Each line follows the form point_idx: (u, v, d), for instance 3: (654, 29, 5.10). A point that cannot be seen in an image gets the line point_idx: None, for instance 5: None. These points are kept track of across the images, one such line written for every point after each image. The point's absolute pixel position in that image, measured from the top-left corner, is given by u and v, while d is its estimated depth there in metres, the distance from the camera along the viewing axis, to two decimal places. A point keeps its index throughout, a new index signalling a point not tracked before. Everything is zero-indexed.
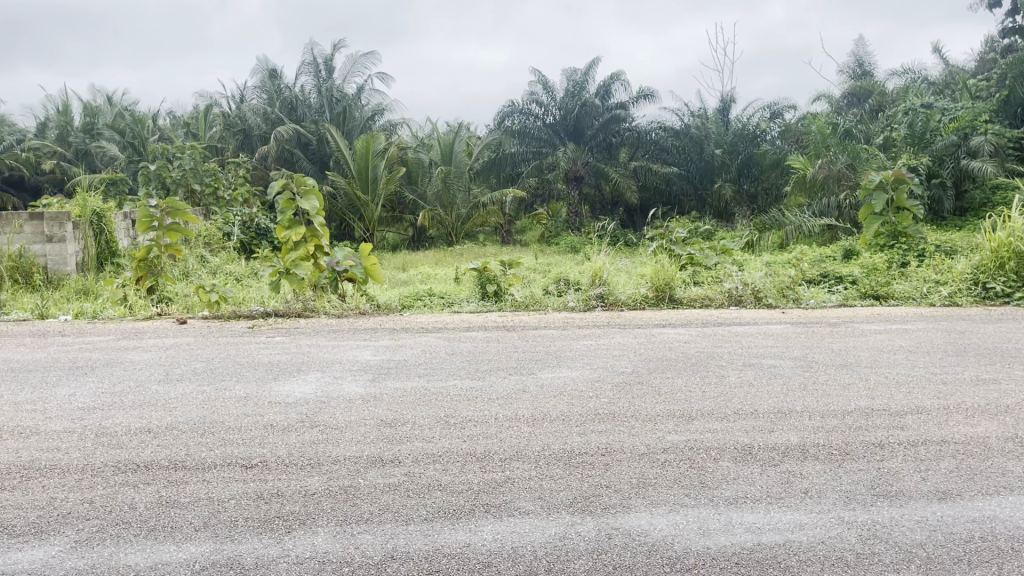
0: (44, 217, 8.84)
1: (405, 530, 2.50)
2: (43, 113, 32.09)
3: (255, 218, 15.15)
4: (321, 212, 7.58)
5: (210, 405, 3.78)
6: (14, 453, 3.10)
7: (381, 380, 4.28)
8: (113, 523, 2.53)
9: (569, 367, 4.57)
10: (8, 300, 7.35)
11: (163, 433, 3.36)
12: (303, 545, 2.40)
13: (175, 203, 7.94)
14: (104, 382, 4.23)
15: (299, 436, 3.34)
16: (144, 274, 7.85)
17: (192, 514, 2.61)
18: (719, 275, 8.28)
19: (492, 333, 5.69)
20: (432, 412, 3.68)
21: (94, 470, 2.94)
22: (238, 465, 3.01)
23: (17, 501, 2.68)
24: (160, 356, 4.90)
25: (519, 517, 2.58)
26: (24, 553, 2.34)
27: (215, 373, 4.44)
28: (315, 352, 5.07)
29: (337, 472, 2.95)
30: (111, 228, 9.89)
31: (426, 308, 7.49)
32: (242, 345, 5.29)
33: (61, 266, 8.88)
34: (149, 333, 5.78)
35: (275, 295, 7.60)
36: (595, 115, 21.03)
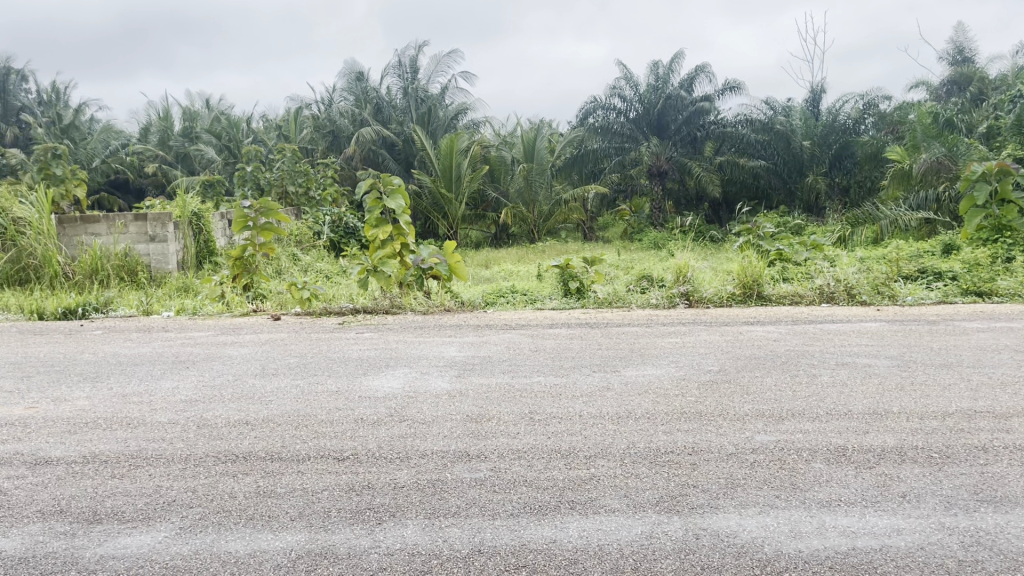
0: (148, 217, 9.30)
1: (491, 524, 2.53)
2: (146, 118, 33.69)
3: (343, 218, 15.55)
4: (407, 211, 7.76)
5: (303, 398, 3.92)
6: (123, 443, 3.28)
7: (466, 376, 4.34)
8: (215, 511, 2.65)
9: (654, 365, 4.51)
10: (115, 296, 7.71)
11: (260, 425, 3.50)
12: (393, 537, 2.46)
13: (268, 203, 8.24)
14: (204, 375, 4.42)
15: (388, 430, 3.42)
16: (240, 272, 8.17)
17: (288, 504, 2.71)
18: (809, 271, 8.02)
19: (576, 329, 5.71)
20: (517, 408, 3.71)
21: (197, 460, 3.08)
22: (331, 457, 3.11)
23: (126, 489, 2.82)
24: (257, 351, 5.09)
25: (606, 514, 2.58)
26: (132, 538, 2.47)
27: (308, 368, 4.58)
28: (403, 347, 5.18)
29: (425, 466, 3.01)
30: (208, 227, 10.37)
31: (509, 306, 7.52)
32: (333, 340, 5.46)
33: (163, 265, 9.33)
34: (245, 329, 6.01)
35: (365, 293, 7.79)
36: (679, 108, 20.73)
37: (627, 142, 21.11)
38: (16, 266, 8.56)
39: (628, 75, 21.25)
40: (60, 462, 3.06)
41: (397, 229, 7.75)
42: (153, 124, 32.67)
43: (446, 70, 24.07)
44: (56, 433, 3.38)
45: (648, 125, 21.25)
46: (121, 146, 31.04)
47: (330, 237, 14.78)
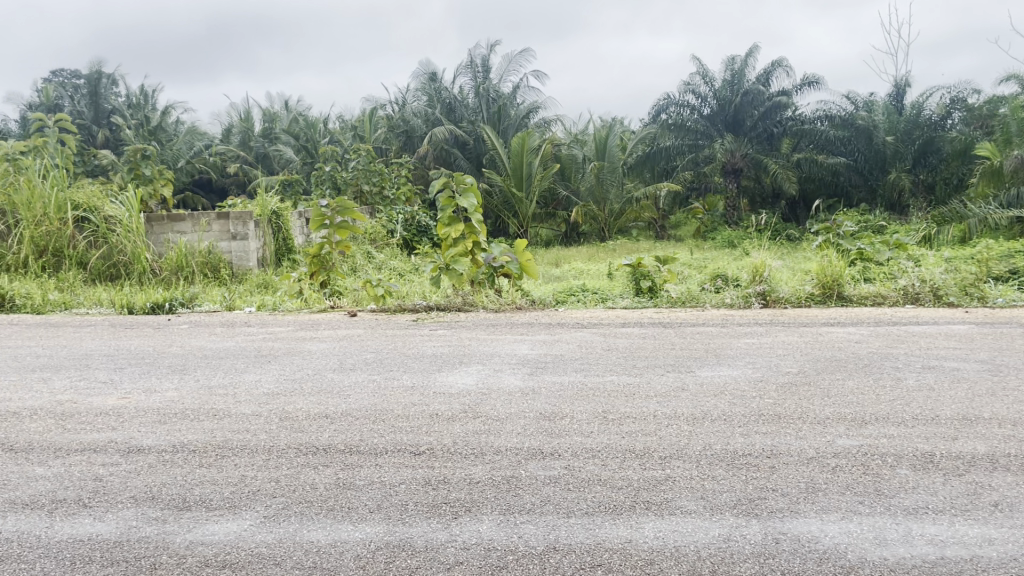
0: (230, 216, 9.61)
1: (566, 522, 2.54)
2: (228, 120, 34.76)
3: (416, 216, 15.79)
4: (480, 209, 7.82)
5: (380, 394, 3.99)
6: (210, 433, 3.40)
7: (539, 374, 4.35)
8: (297, 501, 2.72)
9: (729, 365, 4.44)
10: (200, 292, 8.00)
11: (340, 419, 3.58)
12: (469, 531, 2.49)
13: (344, 202, 8.40)
14: (285, 369, 4.55)
15: (463, 426, 3.46)
16: (318, 269, 8.40)
17: (367, 496, 2.76)
18: (892, 271, 7.76)
19: (650, 329, 5.65)
20: (591, 407, 3.70)
21: (279, 451, 3.18)
22: (408, 452, 3.16)
23: (213, 478, 2.93)
24: (335, 346, 5.20)
25: (682, 516, 2.55)
26: (220, 525, 2.56)
27: (384, 364, 4.66)
28: (476, 345, 5.21)
29: (500, 462, 3.03)
30: (288, 226, 10.69)
31: (580, 304, 7.51)
32: (408, 337, 5.55)
33: (244, 262, 9.63)
34: (324, 325, 6.15)
35: (437, 291, 7.88)
36: (756, 104, 20.35)
37: (700, 139, 21.06)
38: (107, 263, 8.97)
39: (703, 71, 21.05)
40: (151, 450, 3.19)
41: (469, 227, 7.81)
42: (234, 126, 33.72)
43: (518, 69, 24.14)
44: (148, 423, 3.52)
45: (723, 122, 21.04)
46: (204, 147, 32.14)
47: (403, 235, 15.05)
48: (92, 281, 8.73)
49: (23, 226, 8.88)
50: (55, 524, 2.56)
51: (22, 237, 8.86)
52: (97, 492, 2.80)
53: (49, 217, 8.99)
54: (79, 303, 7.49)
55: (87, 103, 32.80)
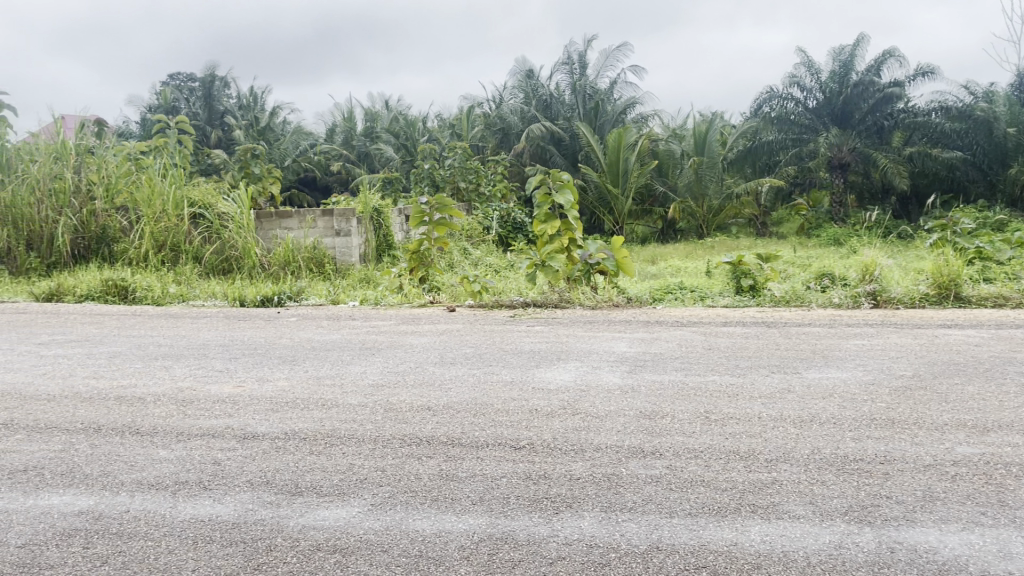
0: (334, 213, 9.93)
1: (669, 522, 2.51)
2: (332, 119, 35.82)
3: (512, 213, 15.88)
4: (576, 206, 7.83)
5: (480, 388, 4.04)
6: (319, 422, 3.52)
7: (638, 372, 4.31)
8: (402, 491, 2.79)
9: (838, 367, 4.30)
10: (307, 286, 8.30)
11: (442, 411, 3.65)
12: (571, 528, 2.50)
13: (443, 199, 8.55)
14: (389, 362, 4.67)
15: (562, 422, 3.47)
16: (417, 265, 8.52)
17: (470, 488, 2.81)
18: (1015, 271, 7.32)
19: (753, 329, 5.51)
20: (693, 406, 3.65)
21: (385, 441, 3.27)
22: (508, 446, 3.19)
23: (323, 465, 3.04)
24: (435, 341, 5.29)
25: (789, 520, 2.49)
26: (330, 512, 2.65)
27: (484, 358, 4.72)
28: (574, 342, 5.21)
29: (600, 459, 3.03)
30: (388, 223, 11.00)
31: (679, 302, 7.39)
32: (506, 332, 5.60)
33: (347, 257, 9.94)
34: (424, 319, 6.28)
35: (534, 288, 7.90)
36: (866, 96, 19.61)
37: (805, 132, 20.47)
38: (220, 257, 9.41)
39: (808, 62, 20.40)
40: (265, 437, 3.34)
41: (565, 224, 7.83)
42: (338, 125, 34.74)
43: (615, 65, 23.96)
44: (262, 411, 3.68)
45: (830, 115, 20.35)
46: (309, 146, 33.27)
47: (498, 231, 15.20)
48: (206, 275, 9.17)
49: (144, 221, 9.41)
50: (178, 504, 2.71)
51: (143, 232, 9.38)
52: (216, 475, 2.94)
53: (167, 213, 9.49)
54: (195, 296, 7.89)
55: (201, 105, 34.43)
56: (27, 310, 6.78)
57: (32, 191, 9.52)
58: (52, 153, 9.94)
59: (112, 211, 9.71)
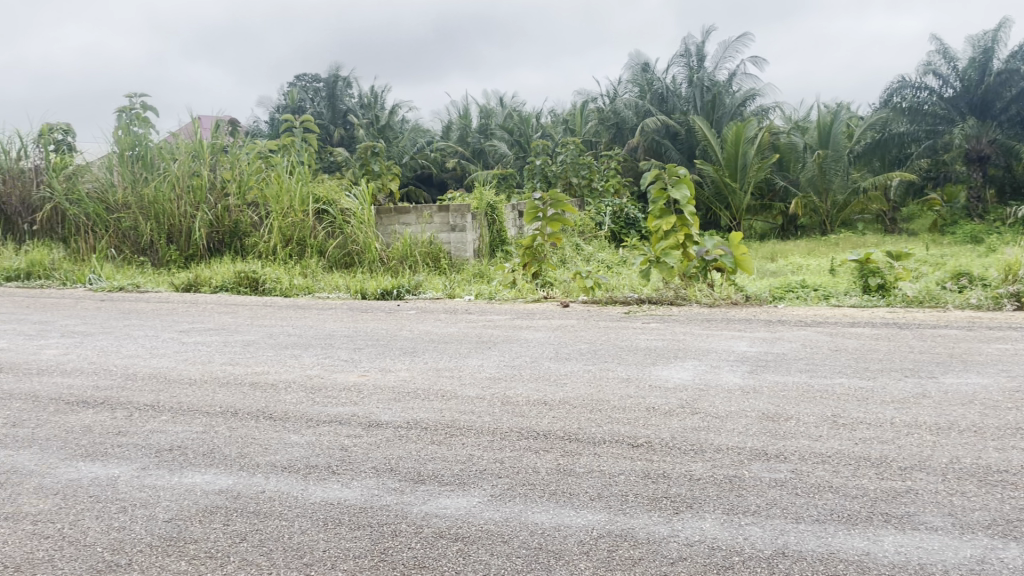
0: (449, 209, 10.11)
1: (795, 528, 2.44)
2: (447, 116, 36.47)
3: (625, 209, 15.71)
4: (692, 201, 7.68)
5: (597, 384, 4.03)
6: (439, 413, 3.60)
7: (760, 372, 4.19)
8: (521, 483, 2.82)
9: (978, 373, 4.04)
10: (424, 280, 8.48)
11: (558, 406, 3.66)
12: (692, 528, 2.46)
13: (557, 195, 8.58)
14: (505, 356, 4.72)
15: (681, 422, 3.41)
16: (530, 260, 8.57)
17: (588, 484, 2.81)
18: None
19: (882, 330, 5.26)
20: (818, 410, 3.51)
21: (503, 434, 3.31)
22: (626, 443, 3.17)
23: (444, 454, 3.10)
24: (551, 336, 5.32)
25: (926, 532, 2.37)
26: (451, 500, 2.71)
27: (599, 355, 4.71)
28: (692, 340, 5.12)
29: (721, 460, 2.96)
30: (501, 219, 11.12)
31: (801, 301, 7.11)
32: (622, 328, 5.56)
33: (461, 253, 10.12)
34: (539, 314, 6.32)
35: (648, 283, 7.80)
36: (1009, 85, 18.71)
37: (939, 123, 19.54)
38: (343, 251, 9.76)
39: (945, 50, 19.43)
40: (388, 425, 3.44)
41: (680, 220, 7.67)
42: (454, 122, 35.34)
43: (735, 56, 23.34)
44: (385, 400, 3.80)
45: (969, 105, 19.43)
46: (426, 143, 34.00)
47: (611, 227, 15.09)
48: (329, 268, 9.54)
49: (273, 217, 9.85)
50: (310, 488, 2.83)
51: (272, 228, 9.83)
52: (343, 460, 3.06)
53: (294, 209, 9.90)
54: (320, 288, 8.21)
55: (325, 104, 35.78)
56: (169, 299, 7.25)
57: (173, 188, 10.14)
58: (190, 152, 10.55)
59: (243, 207, 10.23)
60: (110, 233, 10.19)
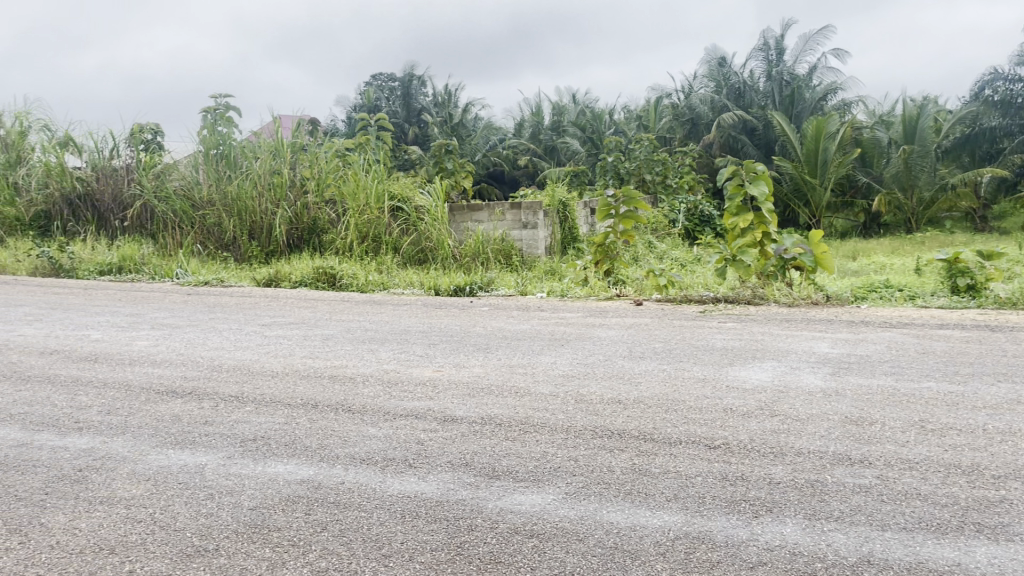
0: (522, 206, 10.14)
1: (881, 535, 2.36)
2: (520, 114, 36.54)
3: (699, 206, 15.47)
4: (770, 198, 7.50)
5: (672, 383, 3.98)
6: (513, 409, 3.62)
7: (842, 374, 4.07)
8: (596, 482, 2.81)
9: None
10: (496, 277, 8.53)
11: (633, 405, 3.63)
12: (772, 533, 2.40)
13: (630, 191, 8.52)
14: (578, 353, 4.71)
15: (760, 423, 3.35)
16: (602, 258, 8.51)
17: (664, 484, 2.78)
18: None
19: (972, 333, 5.05)
20: (905, 414, 3.39)
21: (577, 432, 3.30)
22: (702, 444, 3.12)
23: (519, 451, 3.12)
24: (624, 334, 5.28)
25: (1022, 544, 2.26)
26: (526, 497, 2.72)
27: (674, 354, 4.65)
28: (770, 340, 5.01)
29: (802, 465, 2.89)
30: (573, 216, 11.09)
31: (884, 301, 6.88)
32: (697, 328, 5.47)
33: (533, 250, 10.13)
34: (612, 312, 6.28)
35: (723, 282, 7.67)
36: None
37: None
38: (416, 248, 9.90)
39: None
40: (464, 421, 3.48)
41: (758, 217, 7.50)
42: (526, 119, 35.39)
43: (815, 48, 22.72)
44: (459, 395, 3.84)
45: None
46: (498, 141, 34.16)
47: (685, 224, 14.89)
48: (403, 264, 9.68)
49: (349, 214, 10.06)
50: (388, 480, 2.88)
51: (349, 224, 10.03)
52: (419, 454, 3.11)
53: (369, 206, 10.08)
54: (395, 284, 8.34)
55: (400, 103, 36.34)
56: (252, 294, 7.46)
57: (255, 185, 10.45)
58: (271, 151, 10.86)
59: (321, 204, 10.47)
60: (196, 229, 10.56)
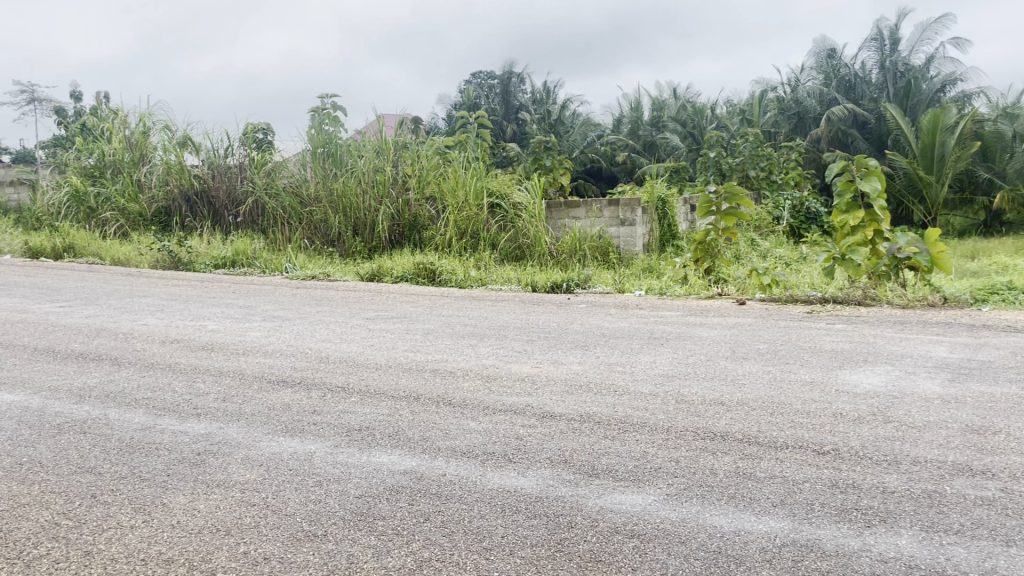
0: (620, 203, 10.04)
1: (1005, 552, 2.23)
2: (619, 110, 36.22)
3: (805, 202, 14.96)
4: (883, 195, 7.17)
5: (777, 386, 3.86)
6: (612, 408, 3.59)
7: (962, 381, 3.86)
8: (698, 484, 2.76)
9: None
10: (593, 274, 8.48)
11: (736, 407, 3.54)
12: (886, 544, 2.30)
13: (732, 188, 8.31)
14: (679, 353, 4.63)
15: (872, 430, 3.21)
16: (702, 255, 8.33)
17: (770, 489, 2.70)
18: None
19: None
20: None
21: (678, 432, 3.25)
22: (810, 449, 3.02)
23: (619, 450, 3.09)
24: (726, 334, 5.15)
25: None
26: (627, 496, 2.70)
27: (780, 356, 4.50)
28: (883, 343, 4.80)
29: (918, 474, 2.76)
30: (673, 213, 10.92)
31: (1008, 304, 6.50)
32: (803, 329, 5.29)
33: (631, 247, 10.03)
34: (714, 311, 6.15)
35: (831, 282, 7.40)
36: None
37: None
38: (514, 244, 9.95)
39: None
40: (563, 418, 3.47)
41: (870, 215, 7.19)
42: (625, 115, 35.07)
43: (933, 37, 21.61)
44: (558, 392, 3.84)
45: None
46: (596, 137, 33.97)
47: (790, 222, 14.43)
48: (501, 260, 9.76)
49: (449, 210, 10.21)
50: (488, 474, 2.91)
51: (448, 221, 10.18)
52: (519, 449, 3.12)
53: (469, 203, 10.22)
54: (493, 280, 8.42)
55: (499, 101, 36.65)
56: (357, 288, 7.66)
57: (359, 182, 10.74)
58: (375, 149, 11.17)
59: (422, 200, 10.67)
60: (303, 225, 10.94)
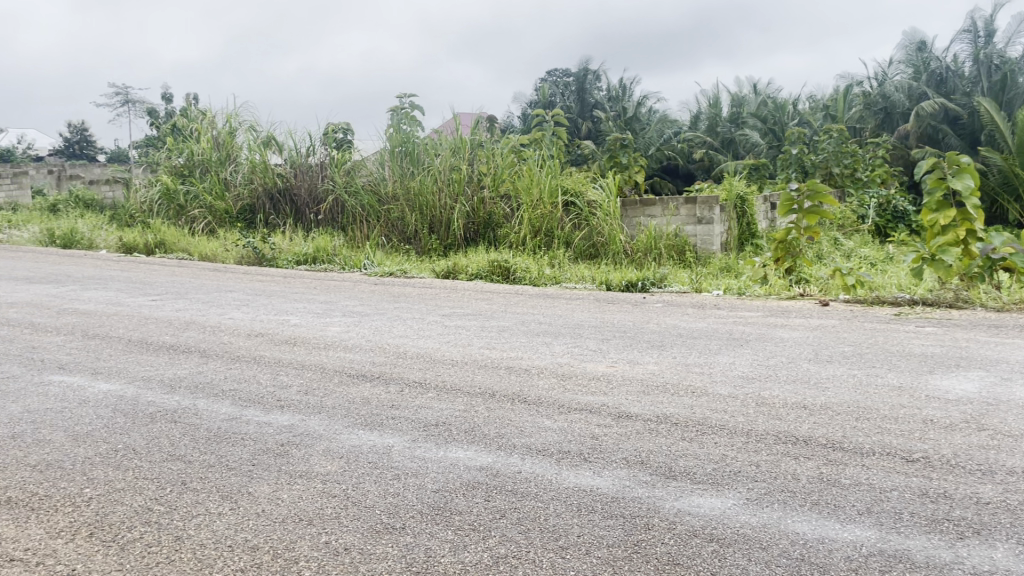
0: (697, 201, 9.88)
1: None
2: (697, 106, 35.65)
3: (892, 200, 14.43)
4: (977, 193, 6.86)
5: (863, 391, 3.74)
6: (690, 409, 3.53)
7: None
8: (780, 489, 2.70)
9: None
10: (670, 273, 8.38)
11: (820, 411, 3.44)
12: (980, 557, 2.21)
13: (815, 185, 8.08)
14: (759, 355, 4.53)
15: (966, 438, 3.08)
16: (783, 255, 8.13)
17: (855, 497, 2.62)
18: None
19: None
20: None
21: (758, 436, 3.18)
22: (899, 457, 2.91)
23: (697, 452, 3.04)
24: (809, 336, 5.01)
25: None
26: (705, 500, 2.65)
27: (866, 359, 4.35)
28: (976, 348, 4.59)
29: (1016, 485, 2.63)
30: (752, 211, 10.70)
31: None
32: (891, 332, 5.11)
33: (708, 246, 9.85)
34: (795, 312, 5.99)
35: (920, 283, 7.12)
36: None
37: None
38: (588, 242, 9.90)
39: None
40: (639, 418, 3.44)
41: (962, 214, 6.89)
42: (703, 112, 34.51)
43: None
44: (634, 392, 3.80)
45: None
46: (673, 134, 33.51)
47: (875, 221, 13.94)
48: (576, 259, 9.73)
49: (524, 208, 10.23)
50: (563, 472, 2.91)
51: (523, 219, 10.20)
52: (594, 449, 3.11)
53: (543, 202, 10.24)
54: (567, 278, 8.41)
55: (575, 99, 36.55)
56: (433, 285, 7.75)
57: (435, 181, 10.87)
58: (452, 148, 11.28)
59: (497, 199, 10.72)
60: (381, 222, 11.13)
